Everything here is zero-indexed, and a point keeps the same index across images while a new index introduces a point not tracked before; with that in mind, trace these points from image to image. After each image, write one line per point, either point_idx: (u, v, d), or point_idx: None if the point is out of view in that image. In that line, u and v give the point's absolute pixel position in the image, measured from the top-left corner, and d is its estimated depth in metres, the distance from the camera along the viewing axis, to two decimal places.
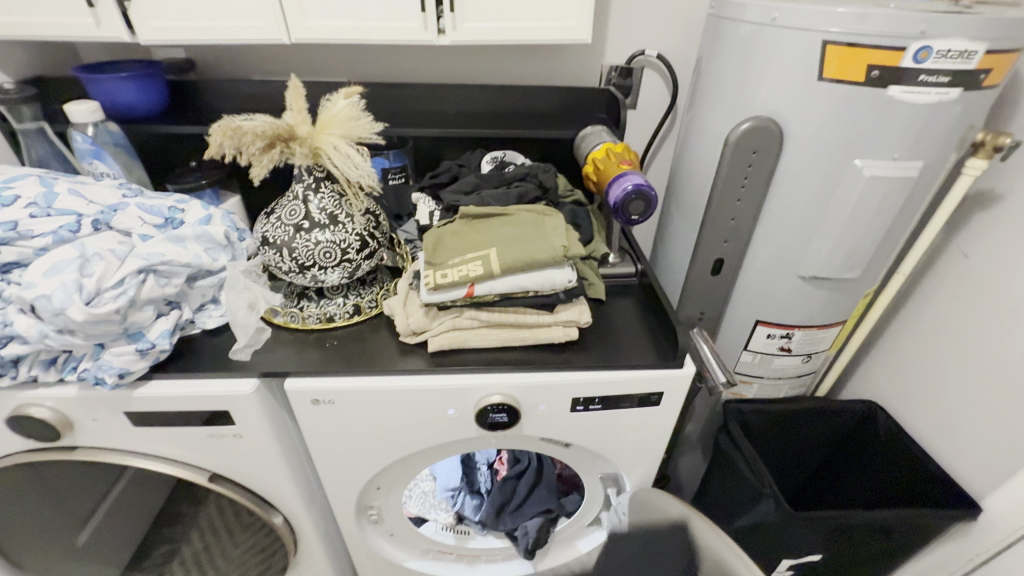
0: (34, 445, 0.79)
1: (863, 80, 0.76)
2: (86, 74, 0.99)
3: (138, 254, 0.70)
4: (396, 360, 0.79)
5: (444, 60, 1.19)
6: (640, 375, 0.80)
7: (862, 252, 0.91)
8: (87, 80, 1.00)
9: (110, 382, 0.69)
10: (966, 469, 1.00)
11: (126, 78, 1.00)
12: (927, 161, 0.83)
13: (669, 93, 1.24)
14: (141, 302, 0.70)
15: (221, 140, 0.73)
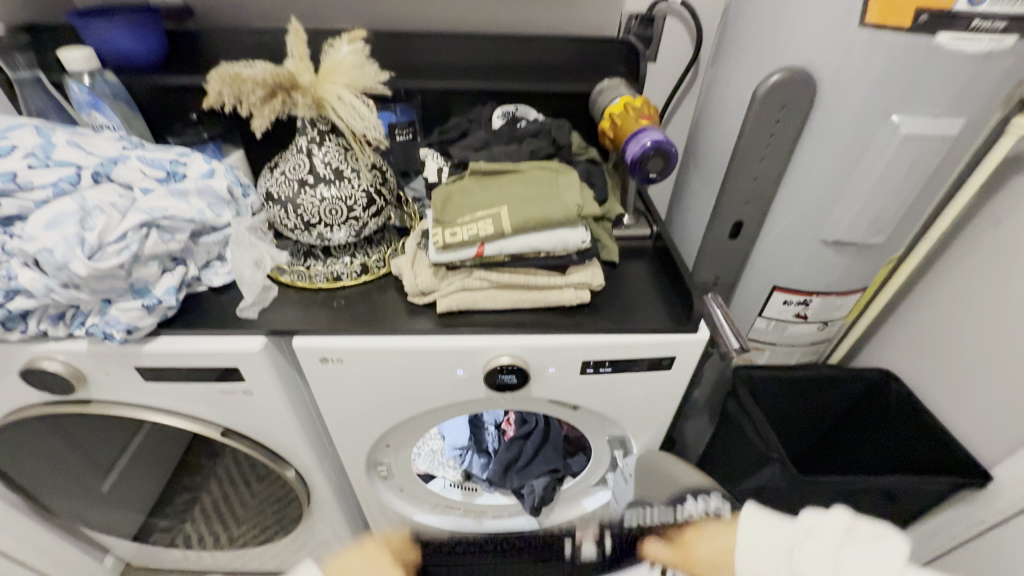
0: (50, 398, 0.81)
1: (910, 26, 0.69)
2: (77, 20, 0.95)
3: (140, 208, 0.68)
4: (405, 320, 0.78)
5: (454, 6, 1.12)
6: (652, 339, 0.78)
7: (889, 215, 0.87)
8: (81, 27, 0.96)
9: (119, 338, 0.68)
10: (979, 439, 0.99)
11: (121, 24, 0.96)
12: (970, 118, 0.77)
13: (692, 44, 1.17)
14: (145, 258, 0.68)
15: (220, 88, 0.70)
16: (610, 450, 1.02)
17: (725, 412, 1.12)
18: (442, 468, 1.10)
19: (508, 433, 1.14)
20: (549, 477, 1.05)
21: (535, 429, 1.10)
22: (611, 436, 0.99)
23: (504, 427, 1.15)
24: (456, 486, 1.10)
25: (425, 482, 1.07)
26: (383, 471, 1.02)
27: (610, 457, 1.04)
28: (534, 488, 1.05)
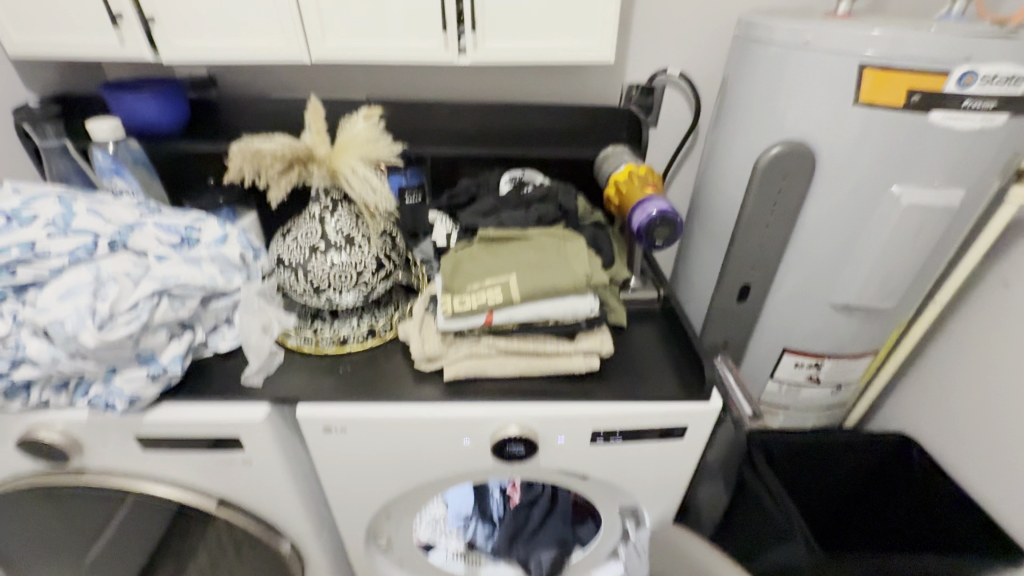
0: (45, 467, 0.78)
1: (903, 105, 0.72)
2: (109, 93, 1.00)
3: (153, 276, 0.69)
4: (411, 388, 0.77)
5: (464, 78, 1.18)
6: (664, 409, 0.76)
7: (897, 280, 0.87)
8: (110, 98, 1.01)
9: (120, 408, 0.67)
10: (1011, 512, 0.94)
11: (148, 96, 1.01)
12: (969, 189, 0.79)
13: (691, 112, 1.22)
14: (154, 326, 0.68)
15: (241, 162, 0.72)
16: (621, 521, 0.98)
17: (740, 480, 1.08)
18: (444, 538, 1.05)
19: (513, 498, 1.08)
20: (557, 549, 1.03)
21: (540, 497, 1.06)
22: (622, 507, 0.95)
23: (509, 492, 1.08)
24: (459, 557, 1.05)
25: (425, 554, 1.01)
26: (382, 542, 0.97)
27: (622, 528, 0.99)
28: (540, 559, 1.03)
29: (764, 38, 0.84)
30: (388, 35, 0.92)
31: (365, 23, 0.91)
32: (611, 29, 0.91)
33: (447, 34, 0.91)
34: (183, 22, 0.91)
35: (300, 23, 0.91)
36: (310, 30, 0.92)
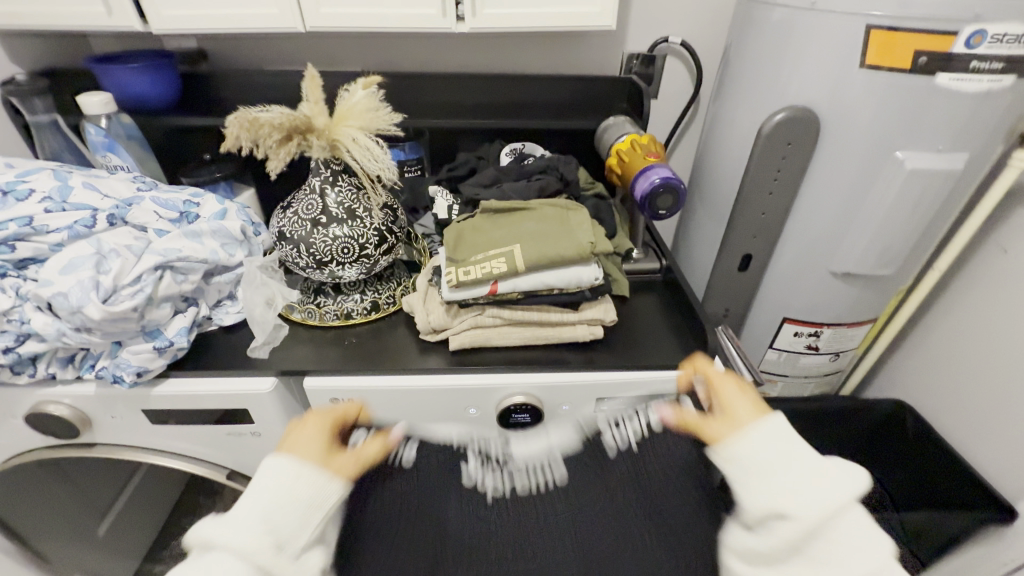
0: (54, 442, 0.79)
1: (909, 67, 0.72)
2: (96, 67, 0.97)
3: (155, 250, 0.69)
4: (416, 359, 0.78)
5: (461, 48, 1.15)
6: (667, 376, 0.77)
7: (898, 247, 0.87)
8: (98, 72, 0.98)
9: (128, 381, 0.68)
10: (1004, 473, 0.96)
11: (138, 70, 0.98)
12: (972, 153, 0.79)
13: (692, 82, 1.20)
14: (158, 300, 0.68)
15: (238, 132, 0.70)
16: None
17: None
18: None
19: None
20: None
21: None
22: None
23: None
24: None
25: None
26: None
27: None
28: None
29: (769, 0, 0.82)
30: (385, 2, 0.90)
31: None
32: None
33: (446, 1, 0.89)
34: None
35: None
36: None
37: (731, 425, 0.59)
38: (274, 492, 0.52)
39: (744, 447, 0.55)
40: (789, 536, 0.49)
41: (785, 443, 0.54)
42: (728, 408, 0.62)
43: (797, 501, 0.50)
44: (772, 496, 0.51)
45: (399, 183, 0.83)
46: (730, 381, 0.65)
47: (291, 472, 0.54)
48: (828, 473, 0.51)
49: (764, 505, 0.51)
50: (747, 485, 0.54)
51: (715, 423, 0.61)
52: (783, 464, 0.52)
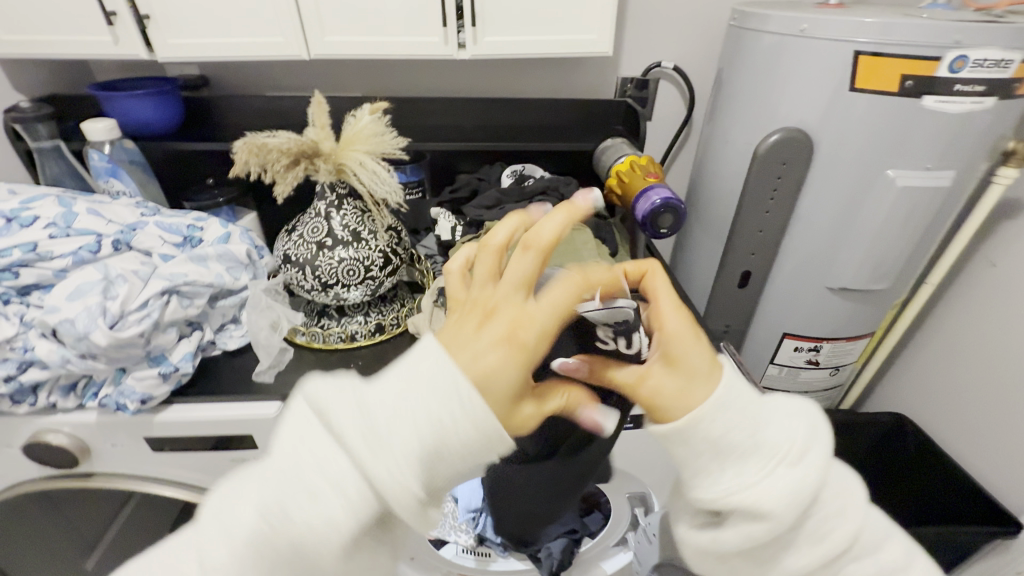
0: (50, 472, 0.77)
1: (897, 90, 0.75)
2: (100, 94, 0.98)
3: (161, 274, 0.69)
4: None
5: (461, 73, 1.18)
6: None
7: (892, 262, 0.90)
8: (102, 100, 0.99)
9: (132, 409, 0.67)
10: (1006, 484, 0.97)
11: (142, 98, 0.99)
12: (959, 171, 0.81)
13: (684, 105, 1.24)
14: (163, 325, 0.68)
15: (246, 158, 0.71)
16: (630, 508, 1.02)
17: None
18: (454, 532, 1.05)
19: None
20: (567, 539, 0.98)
21: None
22: (631, 494, 0.97)
23: None
24: (468, 552, 1.06)
25: (437, 549, 1.04)
26: None
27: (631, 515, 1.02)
28: (552, 551, 0.97)
29: (759, 28, 0.86)
30: (388, 30, 0.92)
31: (364, 19, 0.91)
32: (609, 21, 0.92)
33: (447, 29, 0.92)
34: (178, 19, 0.90)
35: (298, 20, 0.91)
36: (308, 25, 0.91)
37: (686, 393, 0.42)
38: (457, 403, 0.36)
39: (712, 423, 0.41)
40: (761, 537, 0.41)
41: (744, 399, 0.43)
42: (688, 368, 0.43)
43: (775, 491, 0.41)
44: (739, 489, 0.41)
45: (404, 205, 0.84)
46: (684, 326, 0.44)
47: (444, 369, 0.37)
48: (796, 436, 0.43)
49: (729, 501, 0.41)
50: (704, 471, 0.42)
51: (663, 384, 0.43)
52: (742, 430, 0.42)
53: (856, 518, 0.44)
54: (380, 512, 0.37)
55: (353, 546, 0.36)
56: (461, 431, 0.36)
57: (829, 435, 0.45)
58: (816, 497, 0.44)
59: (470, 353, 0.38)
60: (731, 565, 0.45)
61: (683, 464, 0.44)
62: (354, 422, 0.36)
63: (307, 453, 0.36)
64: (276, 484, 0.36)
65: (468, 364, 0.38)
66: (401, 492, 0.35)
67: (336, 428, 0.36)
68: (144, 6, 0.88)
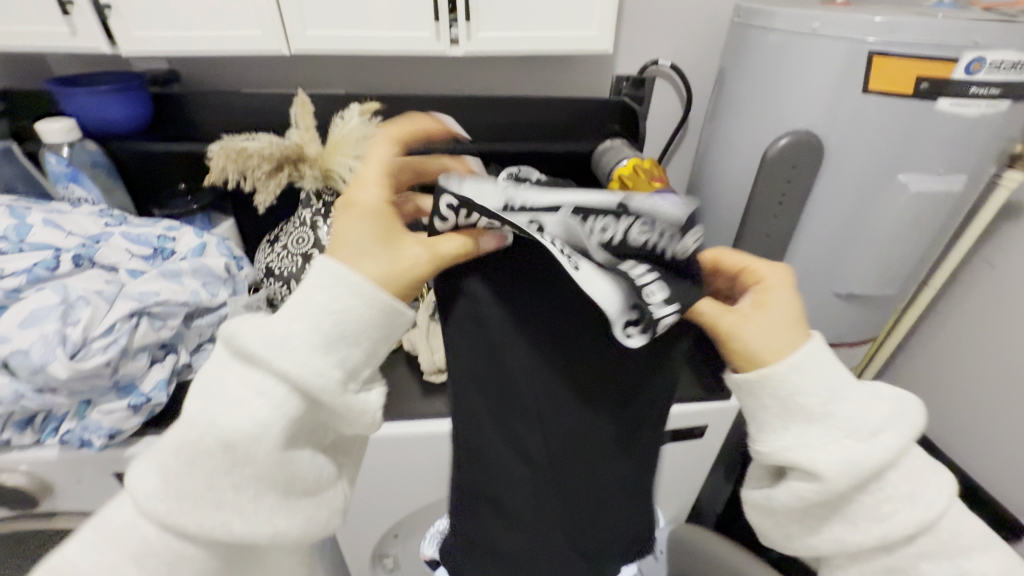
0: (8, 513, 0.70)
1: (911, 93, 0.72)
2: (65, 93, 0.89)
3: (129, 294, 0.62)
4: (420, 403, 0.72)
5: (451, 70, 1.13)
6: (685, 411, 0.74)
7: (900, 267, 0.88)
8: (67, 98, 0.90)
9: (98, 444, 0.61)
10: (1008, 488, 0.97)
11: (117, 94, 0.92)
12: (969, 175, 0.80)
13: (681, 104, 1.21)
14: (133, 350, 0.61)
15: (224, 163, 0.64)
16: None
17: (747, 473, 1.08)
18: None
19: None
20: None
21: None
22: None
23: None
24: None
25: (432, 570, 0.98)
26: (389, 564, 0.92)
27: None
28: None
29: (765, 25, 0.82)
30: (376, 25, 0.86)
31: (349, 12, 0.85)
32: (610, 18, 0.87)
33: (439, 24, 0.86)
34: (143, 9, 0.82)
35: (277, 12, 0.84)
36: (288, 18, 0.85)
37: (771, 344, 0.44)
38: (346, 292, 0.38)
39: (789, 381, 0.42)
40: (814, 498, 0.42)
41: (826, 370, 0.43)
42: (773, 335, 0.44)
43: (845, 463, 0.41)
44: (802, 447, 0.42)
45: None
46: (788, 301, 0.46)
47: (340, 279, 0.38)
48: (884, 425, 0.42)
49: (785, 459, 0.42)
50: (768, 428, 0.44)
51: (749, 332, 0.44)
52: (812, 396, 0.42)
53: (933, 524, 0.42)
54: (307, 413, 0.38)
55: (288, 445, 0.37)
56: (358, 312, 0.38)
57: (919, 429, 0.43)
58: (882, 474, 0.42)
59: (349, 245, 0.40)
60: (785, 531, 0.47)
61: (751, 418, 0.46)
62: (272, 339, 0.36)
63: (234, 376, 0.37)
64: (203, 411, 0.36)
65: (347, 260, 0.40)
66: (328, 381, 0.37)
67: (253, 347, 0.36)
68: None
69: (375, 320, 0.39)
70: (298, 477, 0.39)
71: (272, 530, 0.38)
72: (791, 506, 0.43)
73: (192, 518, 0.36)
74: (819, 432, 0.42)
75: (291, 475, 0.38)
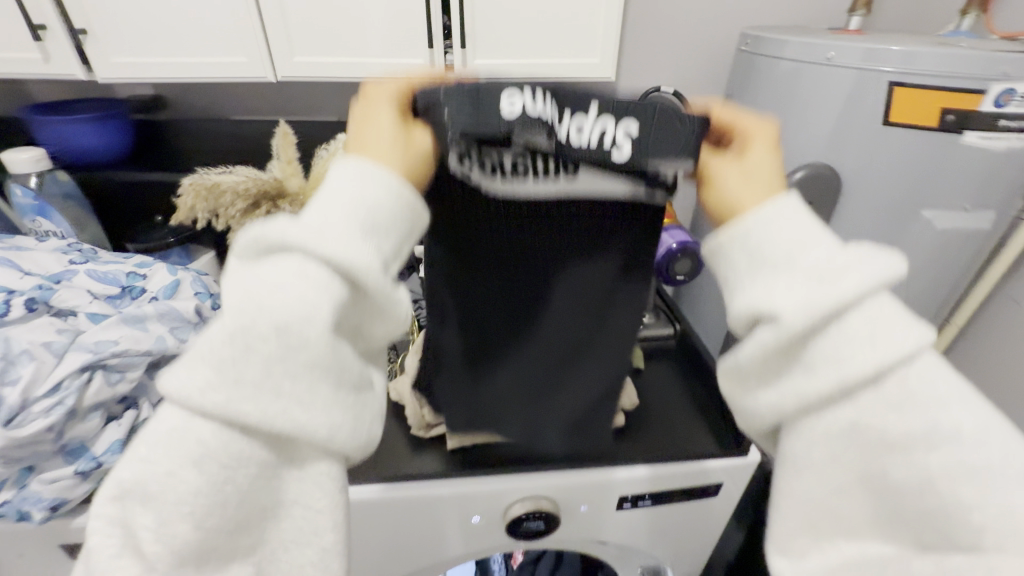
0: None
1: (935, 125, 0.68)
2: (56, 121, 0.85)
3: (82, 346, 0.56)
4: (406, 460, 0.65)
5: None
6: (699, 468, 0.67)
7: (922, 307, 0.84)
8: (55, 126, 0.85)
9: (38, 518, 0.54)
10: None
11: (112, 120, 0.90)
12: (999, 210, 0.74)
13: None
14: (84, 410, 0.55)
15: (195, 201, 0.58)
16: None
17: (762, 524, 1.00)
18: None
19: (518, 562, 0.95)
20: None
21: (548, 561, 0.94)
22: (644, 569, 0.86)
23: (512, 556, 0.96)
24: None
25: None
26: None
27: None
28: None
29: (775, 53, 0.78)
30: (366, 51, 0.82)
31: (339, 37, 0.81)
32: (613, 45, 0.84)
33: (434, 50, 0.82)
34: (120, 34, 0.78)
35: (263, 37, 0.80)
36: (274, 44, 0.80)
37: (748, 192, 0.35)
38: (378, 184, 0.32)
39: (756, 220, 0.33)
40: (777, 348, 0.30)
41: (801, 219, 0.32)
42: (759, 161, 0.36)
43: (799, 296, 0.29)
44: (770, 296, 0.31)
45: None
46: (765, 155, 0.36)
47: (364, 174, 0.33)
48: (855, 268, 0.29)
49: (748, 308, 0.31)
50: (734, 281, 0.33)
51: (728, 173, 0.36)
52: (781, 238, 0.32)
53: None
54: (351, 302, 0.31)
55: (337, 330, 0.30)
56: (390, 202, 0.32)
57: (900, 273, 0.29)
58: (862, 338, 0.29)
59: (363, 141, 0.35)
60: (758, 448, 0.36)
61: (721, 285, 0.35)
62: (305, 230, 0.29)
63: (256, 281, 0.29)
64: (242, 294, 0.28)
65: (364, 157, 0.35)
66: (368, 256, 0.30)
67: (271, 240, 0.29)
68: (78, 20, 0.76)
69: (398, 217, 0.33)
70: (348, 368, 0.31)
71: (329, 423, 0.30)
72: (752, 360, 0.31)
73: (254, 406, 0.28)
74: (784, 281, 0.31)
75: (342, 365, 0.31)
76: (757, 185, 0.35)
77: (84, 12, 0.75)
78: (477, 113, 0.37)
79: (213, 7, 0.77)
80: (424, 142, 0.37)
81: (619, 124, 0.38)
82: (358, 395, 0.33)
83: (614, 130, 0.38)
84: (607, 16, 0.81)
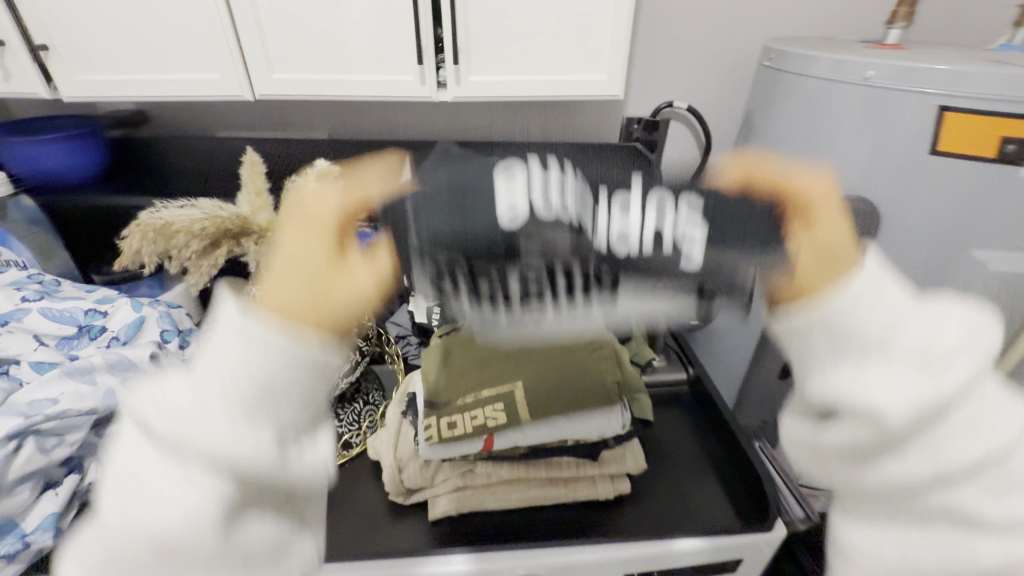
0: None
1: (992, 156, 0.59)
2: (43, 140, 0.79)
3: (16, 407, 0.51)
4: (383, 531, 0.58)
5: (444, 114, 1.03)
6: (716, 545, 0.59)
7: None
8: (35, 145, 0.79)
9: None
10: None
11: (100, 139, 0.86)
12: None
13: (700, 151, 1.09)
14: (10, 483, 0.49)
15: (141, 244, 0.50)
16: None
17: None
18: None
19: None
20: None
21: None
22: None
23: None
24: None
25: None
26: None
27: None
28: None
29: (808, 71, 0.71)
30: (351, 67, 0.75)
31: (323, 52, 0.74)
32: (621, 61, 0.76)
33: (424, 66, 0.75)
34: (85, 50, 0.72)
35: (239, 53, 0.73)
36: (251, 60, 0.74)
37: (831, 269, 0.28)
38: (286, 375, 0.27)
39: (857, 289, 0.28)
40: (869, 440, 0.28)
41: (884, 285, 0.29)
42: (828, 238, 0.28)
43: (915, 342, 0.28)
44: (862, 384, 0.28)
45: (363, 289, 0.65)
46: (837, 230, 0.28)
47: (258, 342, 0.26)
48: (953, 324, 0.28)
49: (842, 399, 0.28)
50: (812, 355, 0.29)
51: (817, 234, 0.27)
52: (884, 326, 0.28)
53: None
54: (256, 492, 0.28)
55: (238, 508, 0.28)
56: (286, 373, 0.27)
57: (993, 349, 0.29)
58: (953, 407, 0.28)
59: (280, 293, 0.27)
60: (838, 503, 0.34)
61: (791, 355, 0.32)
62: (186, 423, 0.26)
63: (150, 460, 0.27)
64: (116, 504, 0.28)
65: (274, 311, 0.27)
66: (259, 446, 0.26)
67: (160, 430, 0.26)
68: (40, 35, 0.70)
69: (303, 381, 0.27)
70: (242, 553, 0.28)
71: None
72: (841, 446, 0.30)
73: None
74: (879, 375, 0.28)
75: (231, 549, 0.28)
76: (841, 269, 0.28)
77: (46, 27, 0.70)
78: (447, 204, 0.26)
79: (185, 20, 0.71)
80: (363, 276, 0.26)
81: (677, 211, 0.27)
82: (284, 559, 0.30)
83: (675, 219, 0.27)
84: (614, 29, 0.74)
